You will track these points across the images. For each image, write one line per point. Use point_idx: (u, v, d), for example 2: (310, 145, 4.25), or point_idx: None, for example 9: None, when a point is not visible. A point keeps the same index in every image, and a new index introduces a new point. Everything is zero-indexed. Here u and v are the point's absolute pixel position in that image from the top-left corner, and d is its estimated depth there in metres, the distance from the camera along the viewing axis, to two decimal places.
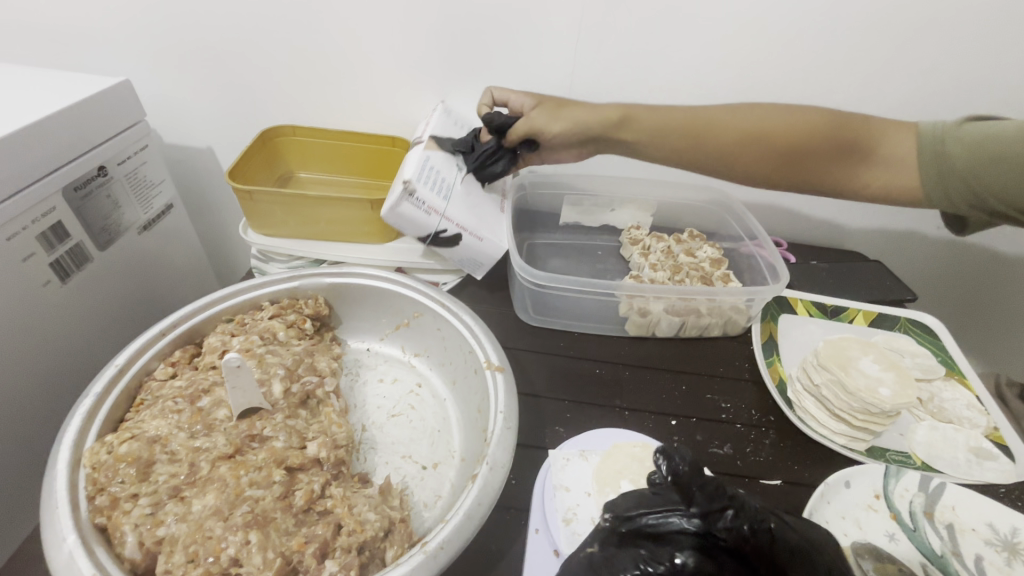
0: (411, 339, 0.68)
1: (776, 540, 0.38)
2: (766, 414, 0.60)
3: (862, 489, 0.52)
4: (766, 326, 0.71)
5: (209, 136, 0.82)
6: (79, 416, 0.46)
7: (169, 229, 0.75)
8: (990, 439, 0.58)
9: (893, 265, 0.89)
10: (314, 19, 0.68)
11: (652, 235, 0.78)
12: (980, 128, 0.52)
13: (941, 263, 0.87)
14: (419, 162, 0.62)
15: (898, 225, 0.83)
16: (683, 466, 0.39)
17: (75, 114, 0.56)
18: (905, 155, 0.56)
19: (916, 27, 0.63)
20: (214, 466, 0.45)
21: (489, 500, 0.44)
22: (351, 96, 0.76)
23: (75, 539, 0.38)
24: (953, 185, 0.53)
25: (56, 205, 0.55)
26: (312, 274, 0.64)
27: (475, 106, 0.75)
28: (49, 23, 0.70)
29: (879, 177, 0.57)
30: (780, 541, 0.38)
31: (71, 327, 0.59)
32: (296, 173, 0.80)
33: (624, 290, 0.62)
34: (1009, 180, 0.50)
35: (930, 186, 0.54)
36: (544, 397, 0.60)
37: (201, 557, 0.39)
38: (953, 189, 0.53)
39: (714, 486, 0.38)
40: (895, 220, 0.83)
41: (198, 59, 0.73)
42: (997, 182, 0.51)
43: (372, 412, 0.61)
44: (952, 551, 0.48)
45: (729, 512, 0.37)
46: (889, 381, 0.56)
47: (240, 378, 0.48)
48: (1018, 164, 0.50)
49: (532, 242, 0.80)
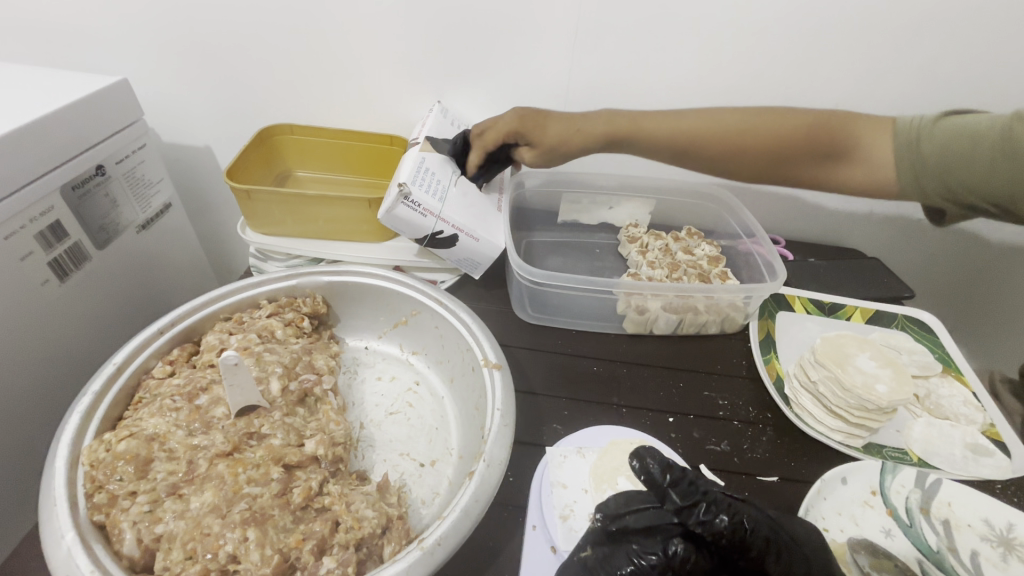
0: (409, 337, 0.68)
1: (751, 532, 0.38)
2: (763, 411, 0.61)
3: (858, 486, 0.53)
4: (764, 323, 0.71)
5: (208, 135, 0.82)
6: (77, 413, 0.46)
7: (168, 228, 0.75)
8: (986, 436, 0.58)
9: (892, 261, 0.89)
10: (311, 17, 0.68)
11: (649, 233, 0.78)
12: (950, 126, 0.56)
13: (940, 260, 0.87)
14: (413, 165, 0.63)
15: (897, 222, 0.83)
16: (655, 467, 0.40)
17: (72, 113, 0.56)
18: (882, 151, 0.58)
19: (914, 25, 0.63)
20: (212, 463, 0.46)
21: (486, 497, 0.44)
22: (349, 94, 0.76)
23: (74, 536, 0.38)
24: (929, 181, 0.57)
25: (54, 204, 0.55)
26: (310, 273, 0.64)
27: (473, 105, 0.76)
28: (46, 21, 0.70)
29: (861, 172, 0.59)
30: (755, 531, 0.38)
31: (69, 325, 0.59)
32: (295, 172, 0.80)
33: (622, 288, 0.63)
34: (981, 175, 0.54)
35: (907, 182, 0.58)
36: (542, 395, 0.60)
37: (199, 553, 0.40)
38: (929, 184, 0.57)
39: (687, 483, 0.39)
40: (894, 217, 0.83)
41: (195, 57, 0.73)
42: (970, 177, 0.55)
43: (370, 410, 0.61)
44: (948, 546, 0.49)
45: (701, 507, 0.38)
46: (885, 377, 0.57)
47: (238, 376, 0.48)
48: (984, 159, 0.54)
49: (530, 240, 0.80)
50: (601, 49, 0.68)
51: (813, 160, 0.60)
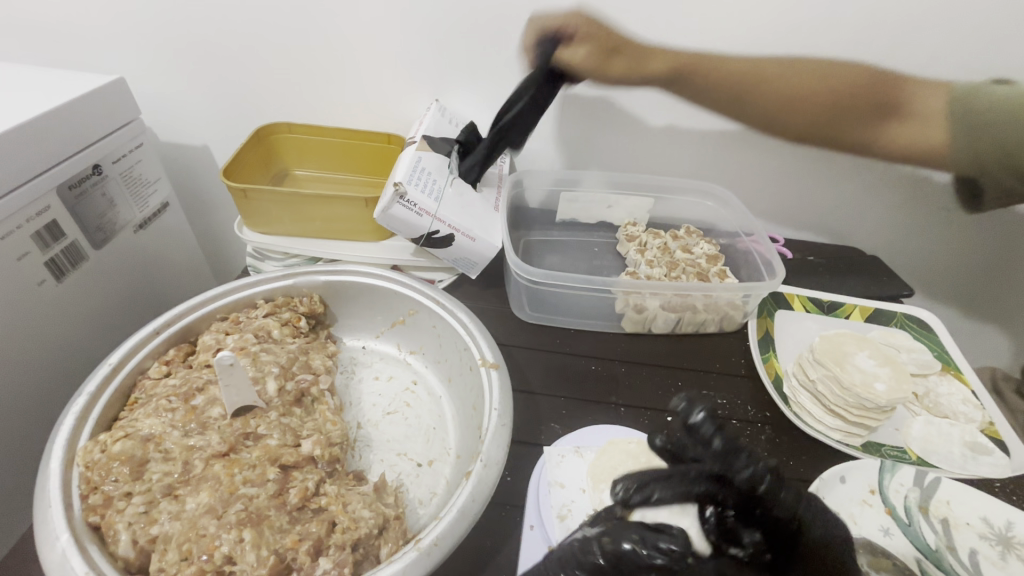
0: (407, 337, 0.68)
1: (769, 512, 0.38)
2: (761, 410, 0.60)
3: (857, 484, 0.53)
4: (763, 321, 0.71)
5: (205, 134, 0.81)
6: (72, 415, 0.46)
7: (164, 227, 0.75)
8: (985, 434, 0.58)
9: (898, 254, 0.87)
10: (308, 15, 0.68)
11: (648, 232, 0.78)
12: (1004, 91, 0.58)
13: (947, 252, 0.85)
14: (410, 164, 0.62)
15: (903, 213, 0.82)
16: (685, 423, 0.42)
17: (69, 112, 0.55)
18: (935, 110, 0.60)
19: (914, 23, 0.63)
20: (208, 464, 0.45)
21: (483, 497, 0.44)
22: (347, 93, 0.75)
23: (69, 538, 0.38)
24: (981, 146, 0.60)
25: (51, 203, 0.55)
26: (307, 272, 0.64)
27: (471, 103, 0.75)
28: (42, 20, 0.70)
29: (909, 133, 0.62)
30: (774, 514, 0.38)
31: (65, 325, 0.59)
32: (292, 171, 0.80)
33: (620, 287, 0.62)
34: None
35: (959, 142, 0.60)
36: (540, 394, 0.60)
37: (195, 555, 0.40)
38: (981, 149, 0.60)
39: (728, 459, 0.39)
40: (899, 208, 0.81)
41: (192, 56, 0.72)
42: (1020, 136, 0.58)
43: (368, 410, 0.61)
44: (947, 545, 0.48)
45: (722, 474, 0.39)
46: (884, 376, 0.56)
47: (233, 376, 0.47)
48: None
49: (528, 239, 0.80)
50: (638, 2, 0.64)
51: (869, 115, 0.62)
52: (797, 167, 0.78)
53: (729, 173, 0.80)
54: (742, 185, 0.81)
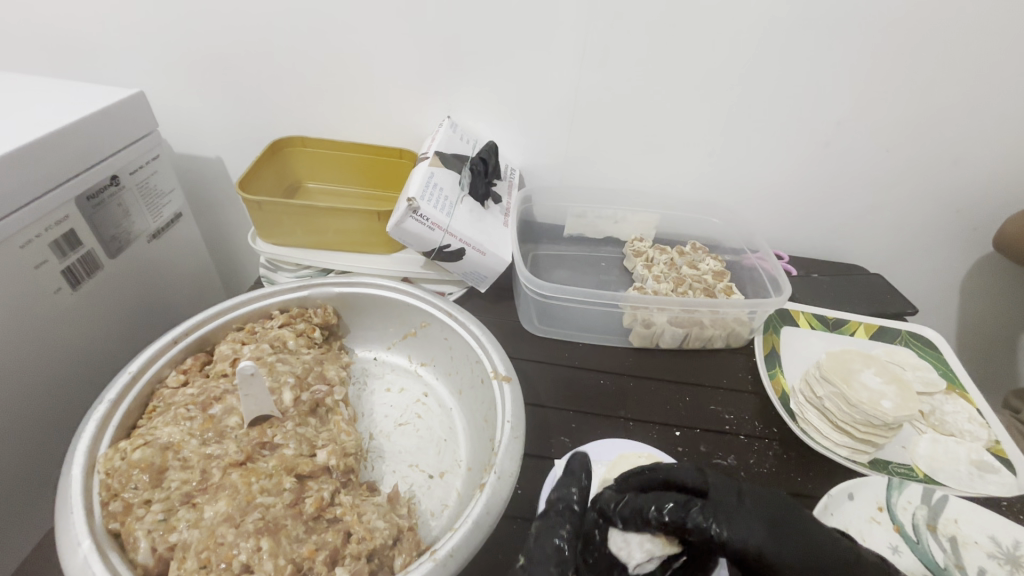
0: (418, 349, 0.69)
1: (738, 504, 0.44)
2: (769, 425, 0.61)
3: (866, 501, 0.53)
4: (769, 337, 0.72)
5: (220, 147, 0.83)
6: (93, 422, 0.47)
7: (178, 238, 0.76)
8: (991, 452, 0.59)
9: (906, 263, 0.88)
10: (325, 33, 0.70)
11: (654, 248, 0.79)
12: None
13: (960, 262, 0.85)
14: (422, 179, 0.64)
15: (911, 221, 0.82)
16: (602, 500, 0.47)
17: (90, 125, 0.57)
18: None
19: (912, 48, 0.65)
20: (225, 473, 0.46)
21: (497, 509, 0.44)
22: (361, 109, 0.77)
23: (90, 544, 0.39)
24: None
25: (69, 213, 0.56)
26: (321, 283, 0.65)
27: (481, 119, 0.77)
28: (64, 36, 0.72)
29: None
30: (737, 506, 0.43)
31: (80, 332, 0.60)
32: (305, 184, 0.82)
33: (628, 301, 0.63)
34: None
35: None
36: (549, 408, 0.60)
37: (213, 563, 0.40)
38: None
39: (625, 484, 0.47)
40: (907, 217, 0.82)
41: (210, 71, 0.74)
42: None
43: (380, 421, 0.61)
44: (955, 563, 0.49)
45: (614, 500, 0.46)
46: (890, 393, 0.56)
47: (253, 386, 0.48)
48: None
49: (536, 254, 0.82)
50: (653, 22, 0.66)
51: None
52: (804, 185, 0.79)
53: (737, 190, 0.81)
54: (747, 203, 0.83)
